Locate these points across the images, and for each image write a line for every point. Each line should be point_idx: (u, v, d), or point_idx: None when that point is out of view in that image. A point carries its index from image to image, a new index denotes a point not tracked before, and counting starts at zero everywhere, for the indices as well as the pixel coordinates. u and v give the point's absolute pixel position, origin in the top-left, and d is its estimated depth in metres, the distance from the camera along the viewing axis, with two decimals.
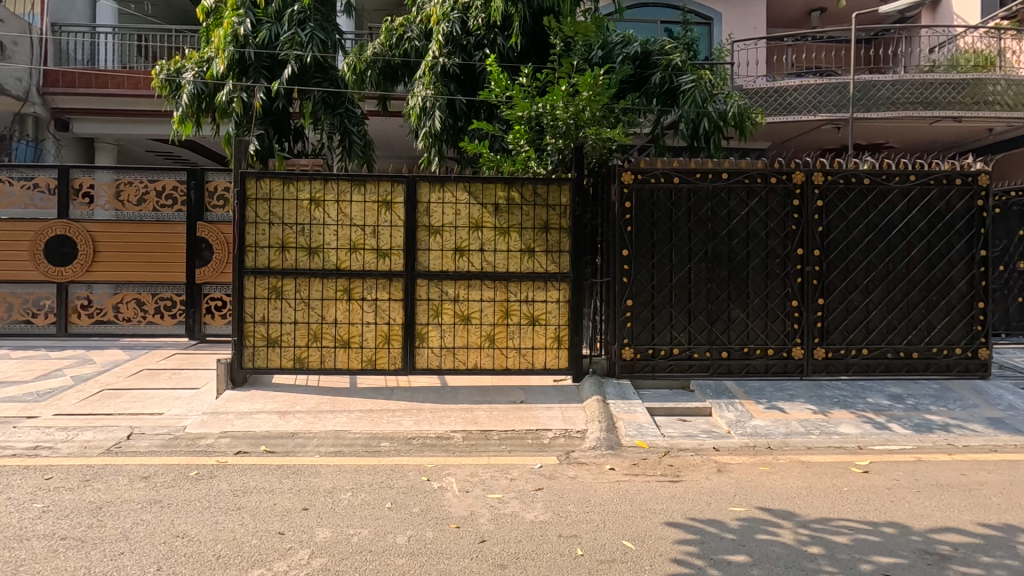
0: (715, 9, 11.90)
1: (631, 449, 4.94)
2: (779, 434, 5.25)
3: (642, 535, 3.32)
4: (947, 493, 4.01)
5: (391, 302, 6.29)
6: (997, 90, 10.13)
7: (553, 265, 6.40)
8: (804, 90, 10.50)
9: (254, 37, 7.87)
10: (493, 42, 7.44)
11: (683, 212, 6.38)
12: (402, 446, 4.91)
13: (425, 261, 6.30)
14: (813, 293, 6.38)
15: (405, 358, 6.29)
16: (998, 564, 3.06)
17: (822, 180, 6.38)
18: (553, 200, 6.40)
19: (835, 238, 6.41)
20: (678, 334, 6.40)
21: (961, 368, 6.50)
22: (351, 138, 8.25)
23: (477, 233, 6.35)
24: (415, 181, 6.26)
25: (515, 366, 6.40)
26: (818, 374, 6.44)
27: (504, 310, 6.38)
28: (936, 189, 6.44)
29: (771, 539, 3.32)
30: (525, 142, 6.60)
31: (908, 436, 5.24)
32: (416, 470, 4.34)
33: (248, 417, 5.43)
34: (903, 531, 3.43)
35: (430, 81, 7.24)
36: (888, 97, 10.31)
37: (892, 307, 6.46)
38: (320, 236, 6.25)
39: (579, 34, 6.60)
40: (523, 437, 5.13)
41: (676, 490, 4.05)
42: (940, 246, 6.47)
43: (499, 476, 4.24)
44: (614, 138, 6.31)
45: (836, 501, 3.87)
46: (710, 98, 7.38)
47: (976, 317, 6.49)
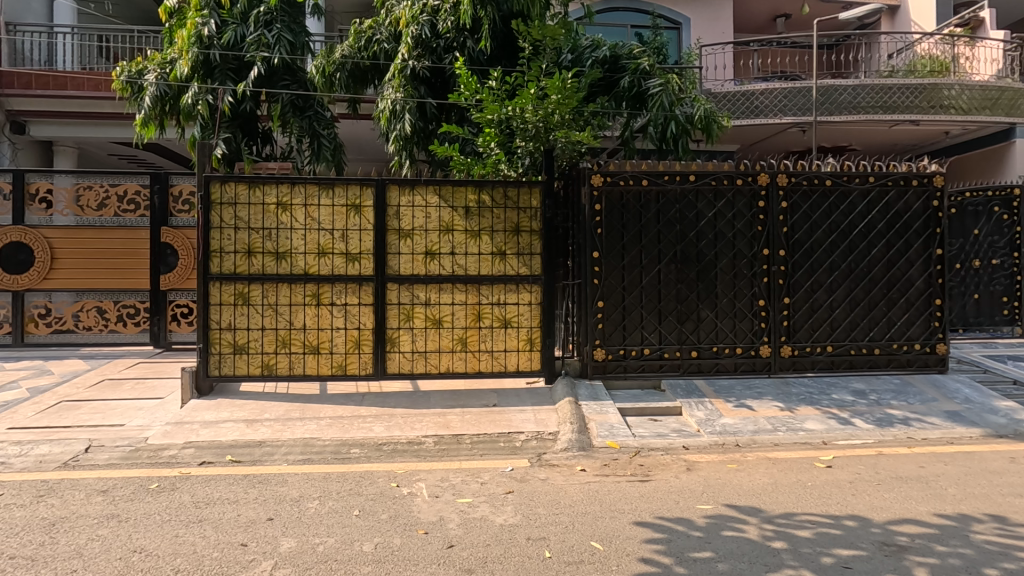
0: (684, 13, 12.08)
1: (602, 450, 4.96)
2: (747, 432, 5.35)
3: (610, 536, 3.34)
4: (905, 485, 4.14)
5: (361, 307, 6.22)
6: (952, 94, 10.55)
7: (525, 267, 6.42)
8: (769, 94, 10.76)
9: (218, 39, 7.74)
10: (462, 46, 7.43)
11: (653, 214, 6.46)
12: (373, 452, 4.86)
13: (396, 264, 6.25)
14: (779, 292, 6.52)
15: (376, 364, 6.22)
16: (952, 553, 3.16)
17: (786, 182, 6.54)
18: (524, 202, 6.42)
19: (800, 239, 6.57)
20: (648, 335, 6.47)
21: (921, 363, 6.71)
22: (320, 142, 8.16)
23: (448, 236, 6.32)
24: (384, 184, 6.22)
25: (488, 369, 6.39)
26: (786, 372, 6.58)
27: (476, 313, 6.36)
28: (894, 190, 6.66)
29: (737, 535, 3.37)
30: (495, 145, 6.63)
31: (870, 430, 5.38)
32: (386, 477, 4.29)
33: (215, 426, 5.31)
34: (864, 523, 3.52)
35: (400, 84, 7.22)
36: (849, 101, 10.62)
37: (855, 305, 6.64)
38: (288, 240, 6.15)
39: (548, 37, 6.65)
40: (495, 441, 5.12)
41: (645, 489, 4.09)
42: (899, 246, 6.68)
43: (470, 480, 4.22)
44: (582, 140, 6.36)
45: (800, 496, 3.95)
46: (677, 102, 7.48)
47: (934, 314, 6.72)
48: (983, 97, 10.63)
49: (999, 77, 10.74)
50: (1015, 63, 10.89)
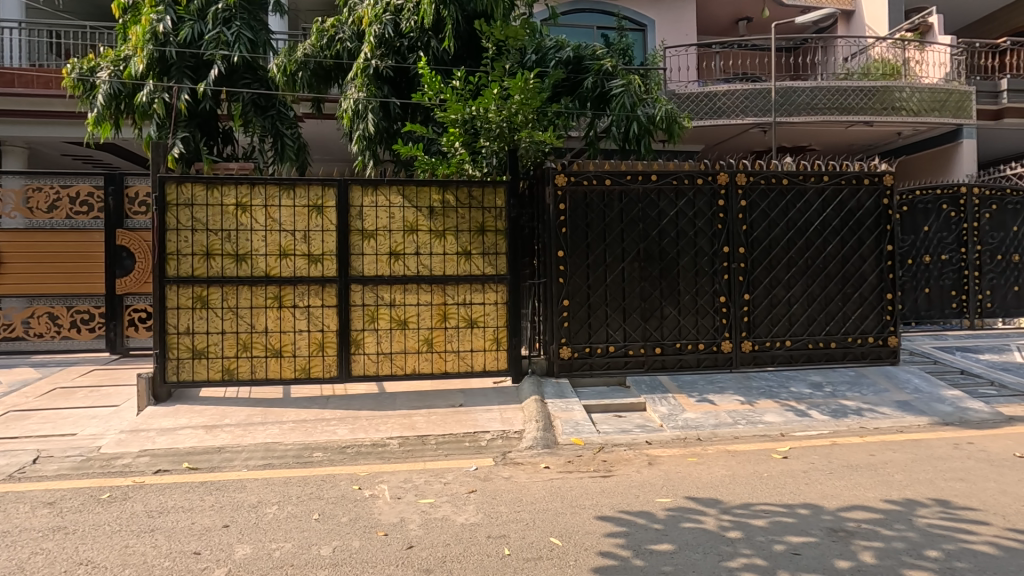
0: (648, 15, 12.25)
1: (567, 447, 5.02)
2: (708, 426, 5.47)
3: (570, 531, 3.37)
4: (856, 473, 4.29)
5: (324, 308, 6.15)
6: (904, 96, 10.97)
7: (490, 267, 6.44)
8: (731, 95, 10.99)
9: (175, 36, 7.50)
10: (426, 45, 7.37)
11: (616, 213, 6.55)
12: (336, 455, 4.80)
13: (359, 265, 6.19)
14: (739, 289, 6.68)
15: (340, 366, 6.15)
16: (897, 536, 3.27)
17: (745, 181, 6.70)
18: (488, 202, 6.44)
19: (758, 236, 6.74)
20: (613, 332, 6.55)
21: (874, 356, 6.96)
22: (283, 142, 8.00)
23: (413, 236, 6.29)
24: (347, 184, 6.16)
25: (454, 369, 6.38)
26: (747, 366, 6.74)
27: (441, 313, 6.35)
28: (847, 188, 6.90)
29: (694, 527, 3.44)
30: (459, 145, 6.63)
31: (825, 421, 5.57)
32: (348, 479, 4.26)
33: (172, 433, 5.17)
34: (816, 511, 3.63)
35: (363, 84, 7.17)
36: (807, 102, 10.91)
37: (812, 300, 6.84)
38: (247, 242, 6.03)
39: (510, 38, 6.67)
40: (460, 441, 5.13)
41: (607, 485, 4.14)
42: (853, 242, 6.92)
43: (433, 480, 4.21)
44: (547, 141, 6.41)
45: (756, 487, 4.06)
46: (639, 102, 7.58)
47: (886, 308, 6.98)
48: (931, 99, 11.11)
49: (947, 80, 11.23)
50: (961, 67, 11.39)
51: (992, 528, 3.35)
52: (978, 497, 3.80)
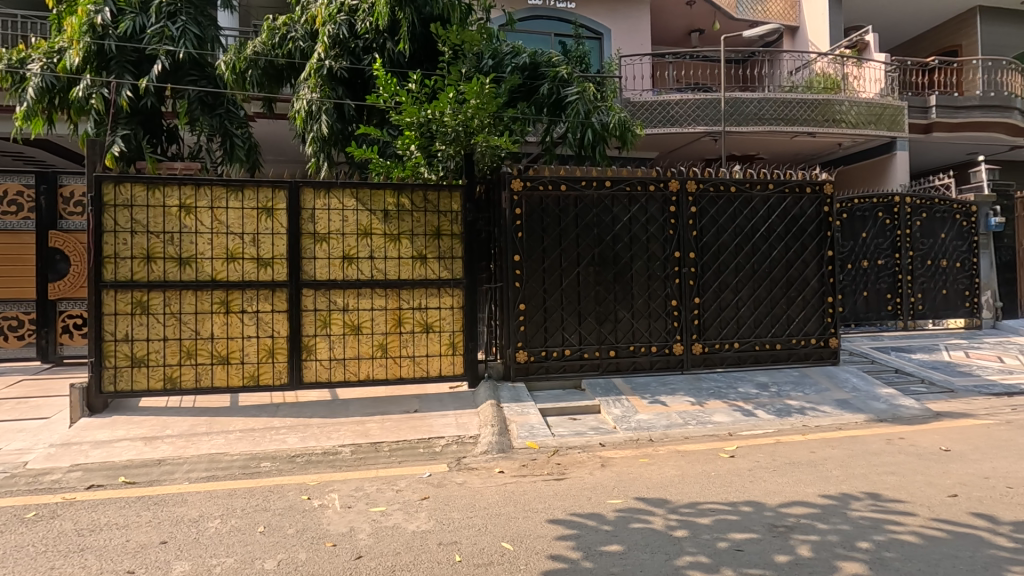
0: (604, 25, 12.46)
1: (522, 451, 5.03)
2: (660, 427, 5.59)
3: (521, 535, 3.38)
4: (797, 470, 4.47)
5: (274, 313, 5.97)
6: (843, 109, 11.55)
7: (446, 271, 6.41)
8: (684, 104, 11.28)
9: (115, 29, 7.16)
10: (382, 47, 7.29)
11: (572, 218, 6.63)
12: (284, 464, 4.67)
13: (311, 269, 6.05)
14: (690, 293, 6.87)
15: (291, 372, 5.99)
16: (832, 529, 3.43)
17: (695, 188, 6.91)
18: (444, 206, 6.43)
19: (708, 242, 6.96)
20: (569, 336, 6.62)
21: (816, 356, 7.27)
22: (233, 141, 7.71)
23: (366, 240, 6.20)
24: (298, 187, 6.00)
25: (410, 375, 6.31)
26: (697, 368, 6.93)
27: (396, 318, 6.27)
28: (790, 196, 7.22)
29: (642, 527, 3.50)
30: (415, 148, 6.58)
31: (770, 420, 5.78)
32: (297, 489, 4.14)
33: (108, 446, 4.92)
34: (758, 507, 3.76)
35: (316, 84, 7.02)
36: (755, 113, 11.33)
37: (759, 303, 7.10)
38: (192, 245, 5.81)
39: (467, 42, 6.61)
40: (414, 447, 5.07)
41: (560, 487, 4.18)
42: (796, 248, 7.23)
43: (385, 488, 4.15)
44: (502, 146, 6.36)
45: (704, 486, 4.17)
46: (593, 110, 7.70)
47: (827, 310, 7.30)
48: (868, 112, 11.75)
49: (882, 95, 11.93)
50: (895, 83, 12.11)
51: (918, 518, 3.55)
52: (907, 489, 4.01)
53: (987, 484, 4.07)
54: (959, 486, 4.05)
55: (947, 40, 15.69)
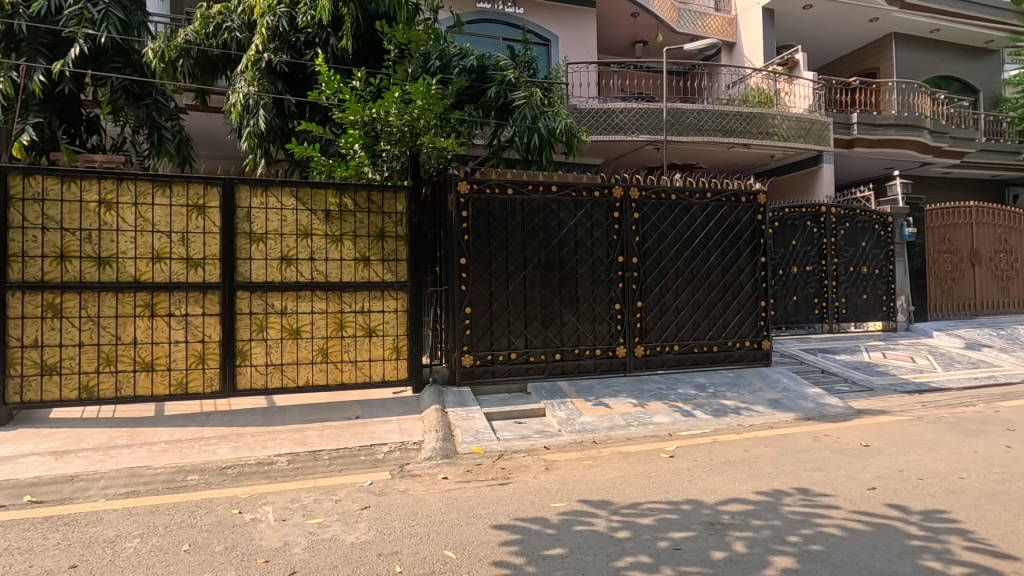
0: (552, 31, 12.58)
1: (466, 456, 4.98)
2: (603, 429, 5.68)
3: (465, 543, 3.33)
4: (732, 468, 4.64)
5: (204, 317, 5.65)
6: (776, 122, 12.18)
7: (390, 274, 6.28)
8: (628, 113, 11.57)
9: (26, 8, 6.60)
10: (325, 43, 7.01)
11: (518, 222, 6.65)
12: (214, 477, 4.41)
13: (246, 271, 5.77)
14: (633, 297, 7.03)
15: (223, 379, 5.68)
16: (765, 525, 3.57)
17: (637, 195, 7.09)
18: (388, 207, 6.30)
19: (650, 247, 7.15)
20: (515, 339, 6.61)
21: (750, 358, 7.58)
22: (161, 133, 7.25)
23: (307, 241, 5.98)
24: (233, 184, 5.72)
25: (351, 380, 6.13)
26: (640, 370, 7.09)
27: (337, 322, 6.07)
28: (727, 205, 7.53)
29: (585, 529, 3.53)
30: (359, 148, 6.43)
31: (708, 420, 5.99)
32: (227, 503, 3.91)
33: (11, 462, 4.49)
34: (697, 506, 3.87)
35: (254, 77, 6.72)
36: (695, 123, 11.75)
37: (697, 307, 7.35)
38: (112, 243, 5.41)
39: (413, 42, 6.46)
40: (356, 455, 4.92)
41: (504, 492, 4.15)
42: (732, 254, 7.55)
43: (323, 499, 3.99)
44: (449, 148, 6.28)
45: (645, 486, 4.25)
46: (540, 115, 7.75)
47: (760, 314, 7.65)
48: (798, 127, 12.45)
49: (811, 111, 12.69)
50: (822, 100, 12.91)
51: (842, 512, 3.75)
52: (831, 484, 4.24)
53: (902, 476, 4.37)
54: (877, 479, 4.32)
55: (867, 63, 16.87)
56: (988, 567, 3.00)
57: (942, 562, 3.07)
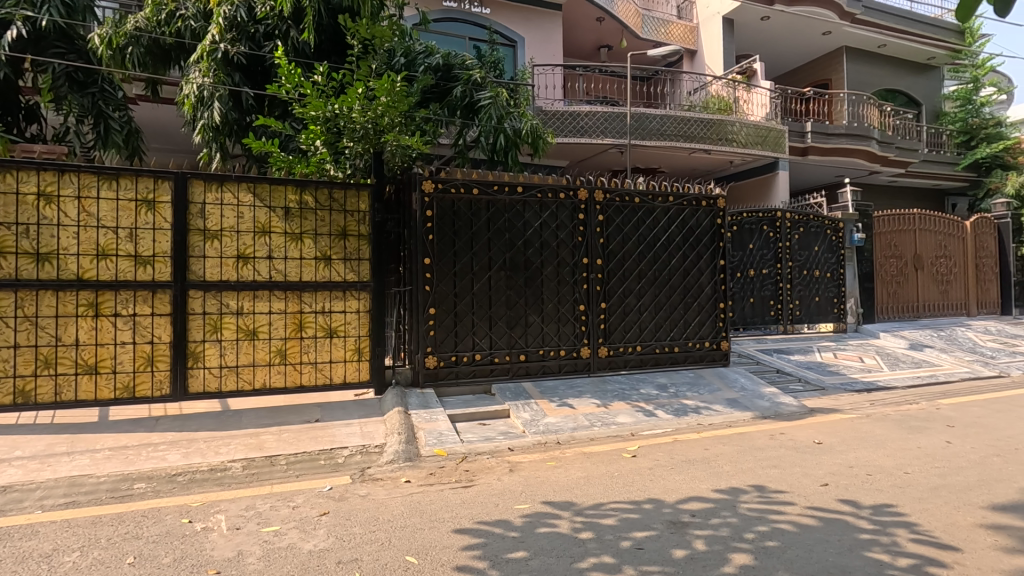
0: (518, 33, 12.58)
1: (429, 459, 4.91)
2: (567, 429, 5.70)
3: (427, 547, 3.27)
4: (693, 467, 4.72)
5: (154, 317, 5.39)
6: (734, 129, 12.55)
7: (352, 273, 6.14)
8: (593, 116, 11.68)
9: None
10: (285, 35, 6.83)
11: (483, 222, 6.61)
12: (163, 485, 4.21)
13: (200, 269, 5.54)
14: (597, 298, 7.09)
15: (174, 383, 5.44)
16: (724, 523, 3.64)
17: (602, 198, 7.16)
18: (351, 205, 6.16)
19: (614, 249, 7.22)
20: (479, 340, 6.57)
21: (710, 358, 7.75)
22: (108, 124, 6.88)
23: (265, 239, 5.79)
24: (186, 178, 5.49)
25: (311, 382, 5.96)
26: (603, 371, 7.16)
27: (297, 322, 5.90)
28: (688, 209, 7.70)
29: (548, 531, 3.52)
30: (320, 144, 6.29)
31: (669, 420, 6.09)
32: (176, 512, 3.74)
33: None
34: (658, 505, 3.92)
35: (209, 68, 6.46)
36: (658, 128, 11.96)
37: (659, 308, 7.48)
38: (53, 239, 5.11)
39: (377, 38, 6.33)
40: (315, 459, 4.79)
41: (468, 495, 4.11)
42: (692, 256, 7.72)
43: (279, 506, 3.86)
44: (414, 146, 6.20)
45: (608, 486, 4.28)
46: (506, 115, 7.72)
47: (719, 315, 7.84)
48: (756, 134, 12.85)
49: (768, 119, 13.12)
50: (778, 109, 13.36)
51: (796, 508, 3.86)
52: (786, 481, 4.37)
53: (852, 472, 4.54)
54: (830, 476, 4.47)
55: (820, 74, 17.56)
56: (931, 558, 3.14)
57: (889, 554, 3.20)
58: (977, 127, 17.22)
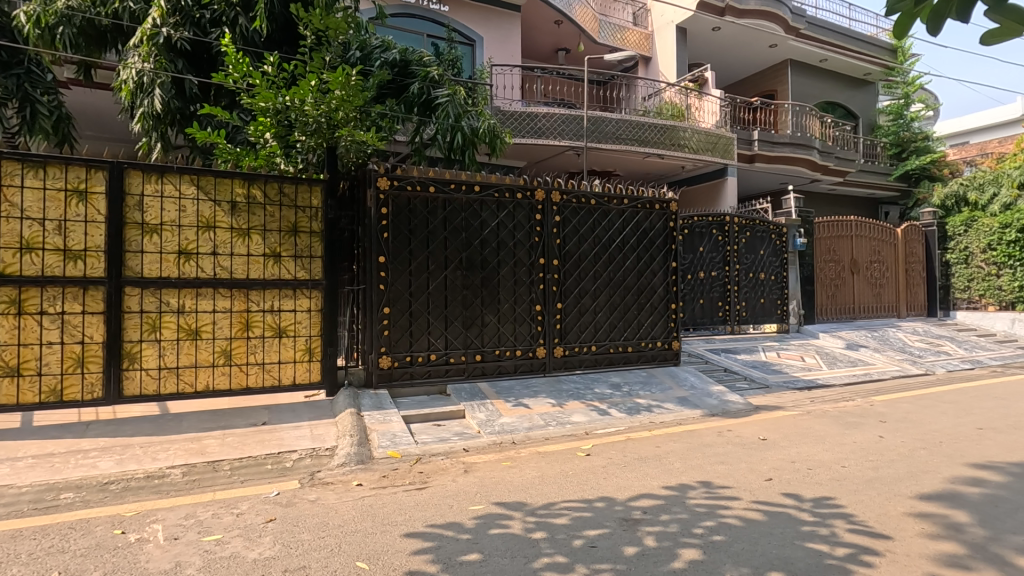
0: (477, 32, 12.54)
1: (382, 461, 4.81)
2: (522, 429, 5.70)
3: (378, 552, 3.20)
4: (644, 464, 4.81)
5: (85, 316, 5.06)
6: (686, 135, 12.91)
7: (303, 271, 5.94)
8: (551, 117, 11.77)
9: None
10: (233, 22, 6.51)
11: (440, 221, 6.54)
12: (94, 494, 3.95)
13: (137, 265, 5.24)
14: (553, 298, 7.13)
15: (106, 385, 5.11)
16: (674, 519, 3.72)
17: (558, 199, 7.21)
18: (302, 201, 5.97)
19: (570, 249, 7.29)
20: (435, 340, 6.50)
21: (662, 358, 7.94)
22: (34, 108, 6.40)
23: (209, 234, 5.53)
24: (122, 168, 5.17)
25: (258, 384, 5.73)
26: (559, 370, 7.21)
27: (243, 322, 5.67)
28: (642, 212, 7.86)
29: (502, 531, 3.51)
30: (270, 136, 6.08)
31: (622, 418, 6.19)
32: (108, 523, 3.51)
33: None
34: (610, 503, 3.98)
35: (149, 53, 6.12)
36: (613, 132, 12.17)
37: (614, 309, 7.60)
38: None
39: (331, 29, 6.15)
40: (261, 464, 4.61)
41: (421, 497, 4.04)
42: (646, 258, 7.89)
43: (222, 513, 3.69)
44: (369, 142, 6.09)
45: (562, 485, 4.31)
46: (463, 113, 7.63)
47: (670, 316, 8.05)
48: (706, 140, 13.26)
49: (718, 127, 13.57)
50: (727, 117, 13.84)
51: (742, 502, 4.00)
52: (733, 476, 4.52)
53: (794, 466, 4.74)
54: (773, 470, 4.65)
55: (766, 85, 18.30)
56: (865, 547, 3.30)
57: (827, 544, 3.34)
58: (908, 140, 18.41)
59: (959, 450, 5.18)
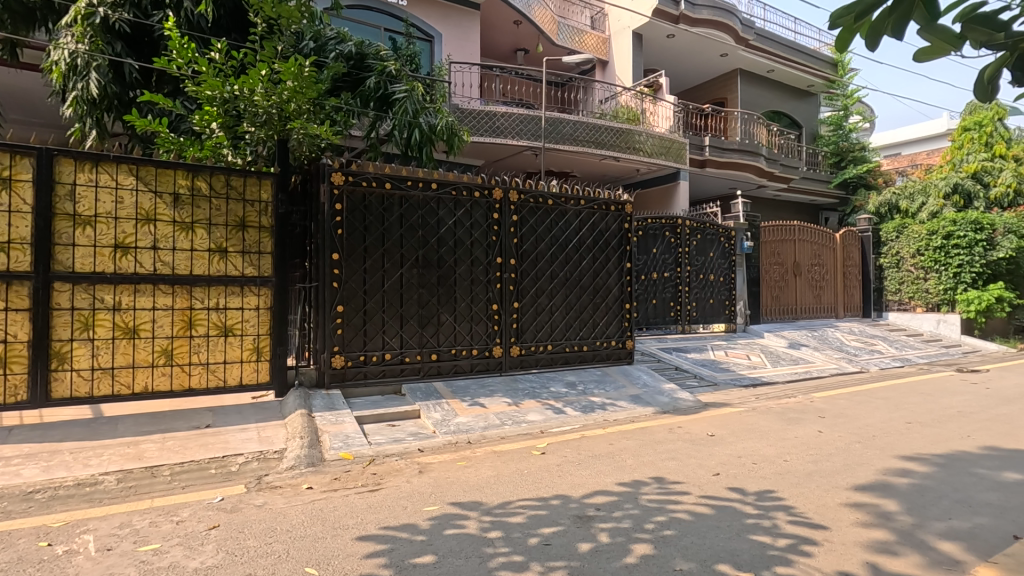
0: (436, 28, 12.41)
1: (334, 463, 4.69)
2: (478, 428, 5.68)
3: (328, 557, 3.12)
4: (599, 462, 4.88)
5: (8, 313, 4.71)
6: (641, 139, 13.18)
7: (251, 268, 5.72)
8: (509, 117, 11.78)
9: None
10: (177, 5, 6.22)
11: (396, 218, 6.44)
12: (17, 504, 3.68)
13: (68, 259, 4.91)
14: (510, 298, 7.14)
15: (32, 388, 4.77)
16: (626, 515, 3.79)
17: (516, 198, 7.23)
18: (251, 194, 5.74)
19: (528, 249, 7.32)
20: (390, 339, 6.39)
21: (615, 357, 8.09)
22: None
23: (149, 227, 5.25)
24: (51, 155, 4.84)
25: (201, 385, 5.48)
26: (515, 370, 7.22)
27: (186, 320, 5.41)
28: (598, 213, 7.98)
29: (457, 532, 3.48)
30: (217, 126, 5.84)
31: (577, 417, 6.26)
32: (33, 535, 3.28)
33: None
34: (565, 501, 4.01)
35: (84, 33, 5.75)
36: (571, 133, 12.30)
37: (569, 308, 7.68)
38: None
39: (283, 17, 5.94)
40: (205, 468, 4.41)
41: (374, 499, 3.96)
42: (601, 259, 8.01)
43: (161, 521, 3.51)
44: (323, 136, 5.93)
45: (517, 484, 4.32)
46: (422, 110, 7.50)
47: (624, 316, 8.20)
48: (660, 145, 13.58)
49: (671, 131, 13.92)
50: (680, 122, 14.21)
51: (691, 497, 4.11)
52: (683, 472, 4.64)
53: (740, 461, 4.92)
54: (721, 465, 4.81)
55: (716, 92, 18.91)
56: (805, 537, 3.46)
57: (770, 535, 3.49)
58: (847, 150, 19.41)
59: (890, 443, 5.51)
